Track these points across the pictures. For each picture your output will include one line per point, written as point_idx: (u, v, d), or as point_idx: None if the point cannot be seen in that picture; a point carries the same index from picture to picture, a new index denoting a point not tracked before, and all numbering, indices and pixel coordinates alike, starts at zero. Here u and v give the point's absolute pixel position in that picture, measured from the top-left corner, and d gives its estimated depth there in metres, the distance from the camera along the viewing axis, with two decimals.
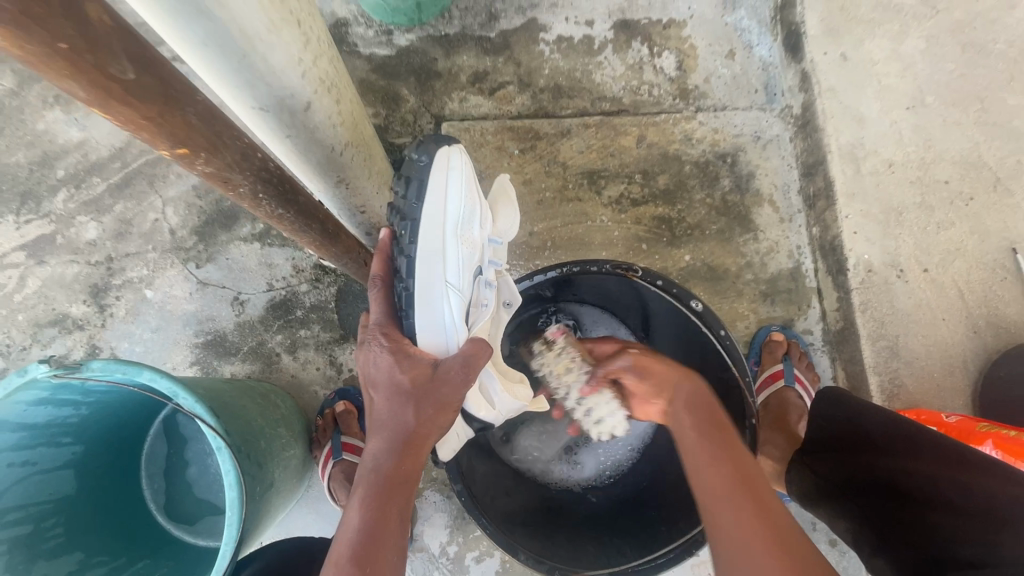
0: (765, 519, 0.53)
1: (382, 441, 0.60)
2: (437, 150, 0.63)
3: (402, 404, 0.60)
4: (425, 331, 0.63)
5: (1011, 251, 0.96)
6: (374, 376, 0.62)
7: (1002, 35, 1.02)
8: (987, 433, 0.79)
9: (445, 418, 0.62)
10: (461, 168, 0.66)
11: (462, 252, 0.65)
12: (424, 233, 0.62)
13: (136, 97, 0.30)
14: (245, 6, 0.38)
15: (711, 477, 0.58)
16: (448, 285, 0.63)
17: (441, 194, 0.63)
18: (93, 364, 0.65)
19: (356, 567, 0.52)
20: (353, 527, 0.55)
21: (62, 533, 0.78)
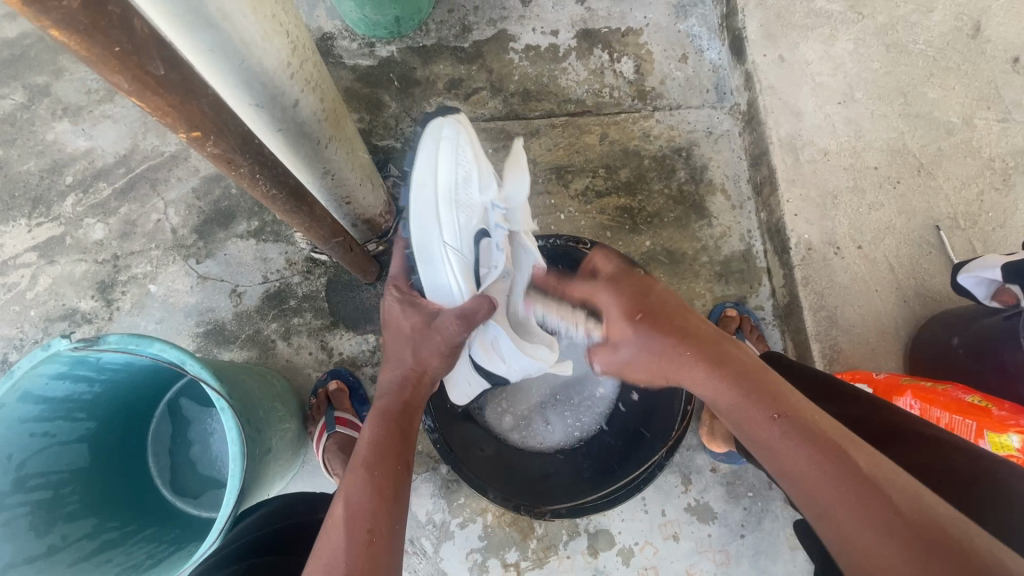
0: (897, 523, 0.45)
1: (391, 376, 0.73)
2: (429, 123, 0.82)
3: (405, 343, 0.73)
4: (430, 284, 0.77)
5: (935, 228, 1.09)
6: (387, 322, 0.76)
7: (921, 37, 1.16)
8: (907, 386, 0.89)
9: (441, 359, 0.73)
10: (453, 135, 0.80)
11: (456, 208, 0.77)
12: (417, 198, 0.78)
13: (165, 89, 0.40)
14: (244, 19, 0.48)
15: (816, 492, 0.50)
16: (438, 237, 0.76)
17: (430, 162, 0.79)
18: (111, 338, 0.73)
19: (365, 470, 0.63)
20: (365, 441, 0.67)
21: (77, 501, 0.85)
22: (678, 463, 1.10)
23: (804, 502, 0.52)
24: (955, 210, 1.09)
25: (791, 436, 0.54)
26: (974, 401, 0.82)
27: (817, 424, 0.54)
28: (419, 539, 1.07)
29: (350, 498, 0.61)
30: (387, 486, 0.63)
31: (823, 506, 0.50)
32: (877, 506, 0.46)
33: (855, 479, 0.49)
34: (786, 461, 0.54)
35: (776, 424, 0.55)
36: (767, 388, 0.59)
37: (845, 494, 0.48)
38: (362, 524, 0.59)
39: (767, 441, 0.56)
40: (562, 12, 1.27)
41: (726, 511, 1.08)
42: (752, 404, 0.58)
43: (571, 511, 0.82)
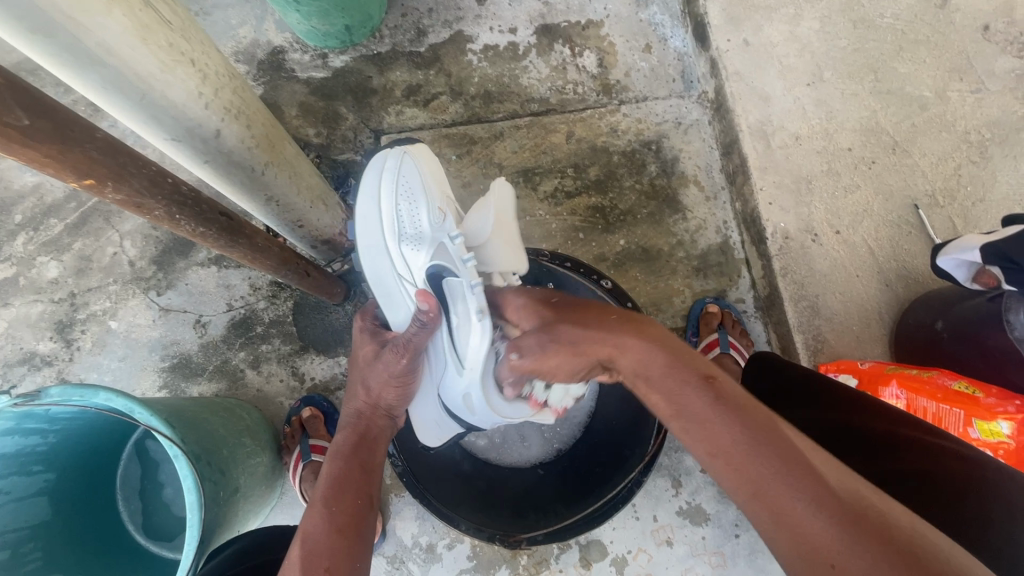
0: (835, 502, 0.46)
1: (349, 411, 0.71)
2: (375, 155, 0.82)
3: (358, 376, 0.71)
4: (388, 314, 0.79)
5: (914, 207, 1.05)
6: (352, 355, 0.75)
7: (887, 10, 1.13)
8: (892, 373, 0.86)
9: (394, 389, 0.71)
10: (399, 167, 0.81)
11: (402, 245, 0.78)
12: (364, 231, 0.79)
13: (32, 138, 0.36)
14: (134, 52, 0.44)
15: (751, 467, 0.50)
16: (388, 269, 0.78)
17: (373, 193, 0.80)
18: (52, 390, 0.68)
19: (325, 504, 0.60)
20: (324, 476, 0.64)
21: (41, 558, 0.80)
22: (666, 466, 1.07)
23: (735, 481, 0.51)
24: (934, 187, 1.06)
25: (720, 407, 0.53)
26: (959, 387, 0.80)
27: (744, 401, 0.54)
28: (406, 563, 1.04)
29: (307, 535, 0.58)
30: (348, 522, 0.60)
31: (755, 481, 0.49)
32: (814, 486, 0.47)
33: (791, 458, 0.49)
34: (717, 437, 0.52)
35: (710, 399, 0.54)
36: (691, 361, 0.58)
37: (786, 474, 0.48)
38: (319, 563, 0.56)
39: (694, 412, 0.54)
40: (519, 8, 1.23)
41: (718, 512, 1.06)
42: (680, 382, 0.56)
43: (548, 537, 0.79)
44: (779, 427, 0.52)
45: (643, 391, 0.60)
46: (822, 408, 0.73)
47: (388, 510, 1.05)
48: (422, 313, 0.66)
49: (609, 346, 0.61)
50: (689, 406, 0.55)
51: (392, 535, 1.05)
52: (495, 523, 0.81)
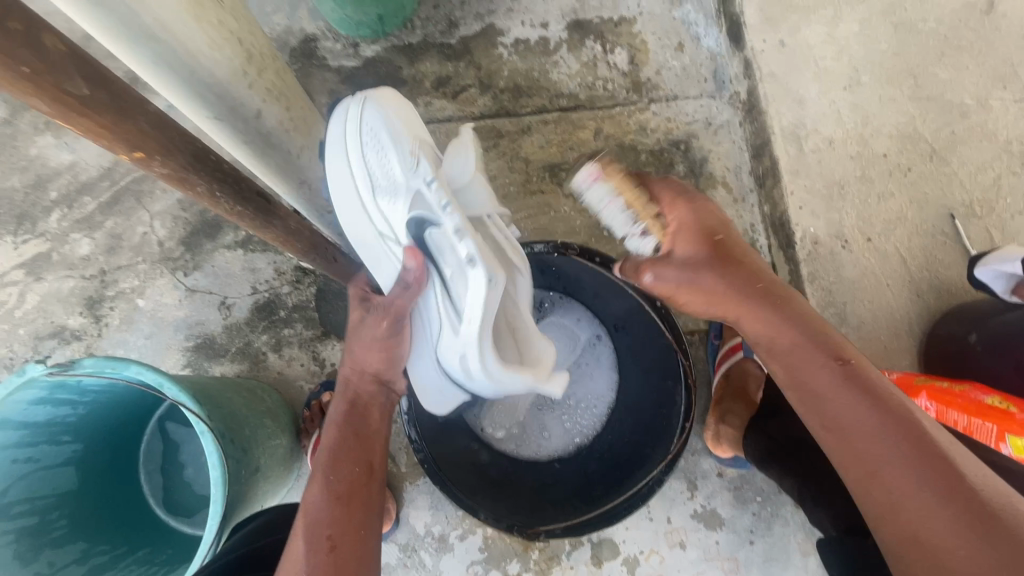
0: (944, 482, 0.49)
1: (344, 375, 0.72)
2: (335, 108, 0.76)
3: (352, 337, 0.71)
4: (380, 274, 0.76)
5: (949, 217, 1.03)
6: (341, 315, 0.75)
7: (931, 14, 1.10)
8: (922, 386, 0.84)
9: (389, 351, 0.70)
10: (357, 115, 0.74)
11: (380, 198, 0.72)
12: (336, 191, 0.74)
13: (92, 108, 0.37)
14: (186, 29, 0.45)
15: (864, 447, 0.54)
16: (382, 225, 0.73)
17: (340, 149, 0.74)
18: (87, 361, 0.70)
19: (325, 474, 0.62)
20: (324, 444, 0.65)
21: (66, 525, 0.82)
22: (682, 468, 1.06)
23: (844, 458, 0.56)
24: (970, 198, 1.03)
25: (852, 391, 0.57)
26: (992, 403, 0.77)
27: (884, 393, 0.56)
28: (417, 551, 1.05)
29: (310, 504, 0.60)
30: (347, 492, 0.62)
31: (874, 465, 0.53)
32: (942, 481, 0.50)
33: (922, 449, 0.52)
34: (835, 413, 0.57)
35: (839, 382, 0.58)
36: (830, 342, 0.60)
37: (902, 453, 0.52)
38: (322, 533, 0.58)
39: (819, 390, 0.59)
40: (551, 3, 1.22)
41: (733, 518, 1.04)
42: (821, 365, 0.59)
43: (566, 531, 0.78)
44: (883, 386, 0.57)
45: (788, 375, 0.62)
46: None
47: (402, 498, 1.06)
48: (410, 272, 0.67)
49: (737, 306, 0.63)
50: (821, 389, 0.58)
51: (404, 523, 1.05)
52: (515, 515, 0.81)
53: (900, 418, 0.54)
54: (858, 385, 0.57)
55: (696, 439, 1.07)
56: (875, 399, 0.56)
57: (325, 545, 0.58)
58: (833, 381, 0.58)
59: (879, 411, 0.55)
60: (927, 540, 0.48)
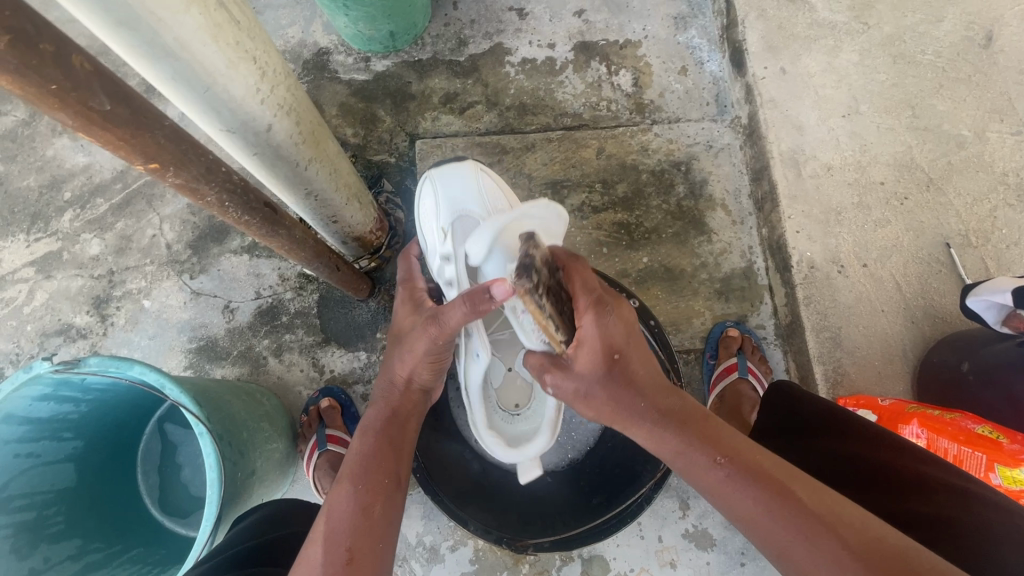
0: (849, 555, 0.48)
1: (382, 382, 0.73)
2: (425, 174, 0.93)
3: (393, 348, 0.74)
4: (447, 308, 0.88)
5: (945, 246, 1.04)
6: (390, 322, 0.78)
7: (930, 47, 1.13)
8: (914, 412, 0.85)
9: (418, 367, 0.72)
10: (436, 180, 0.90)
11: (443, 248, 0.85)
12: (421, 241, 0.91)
13: (113, 123, 0.40)
14: (204, 48, 0.47)
15: (770, 530, 0.52)
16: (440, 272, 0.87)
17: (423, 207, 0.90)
18: (92, 360, 0.71)
19: (353, 479, 0.62)
20: (354, 452, 0.66)
21: (63, 522, 0.83)
22: (675, 487, 1.07)
23: (767, 549, 0.53)
24: (966, 228, 1.05)
25: (731, 477, 0.55)
26: (983, 431, 0.78)
27: (766, 472, 0.55)
28: (408, 560, 1.05)
29: (330, 512, 0.60)
30: (372, 503, 0.61)
31: (784, 540, 0.52)
32: (845, 553, 0.48)
33: (814, 520, 0.51)
34: (734, 504, 0.55)
35: (723, 474, 0.56)
36: (705, 431, 0.59)
37: (800, 534, 0.51)
38: (341, 542, 0.57)
39: (712, 483, 0.57)
40: (558, 24, 1.26)
41: (725, 538, 1.04)
42: (693, 457, 0.58)
43: (555, 544, 0.82)
44: (768, 463, 0.56)
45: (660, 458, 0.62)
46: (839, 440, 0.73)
47: None
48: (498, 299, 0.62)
49: (626, 412, 0.62)
50: (707, 479, 0.57)
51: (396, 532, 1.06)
52: (505, 526, 0.83)
53: (778, 489, 0.54)
54: (749, 462, 0.56)
55: None
56: (766, 475, 0.55)
57: (343, 557, 0.57)
58: (723, 473, 0.56)
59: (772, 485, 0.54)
60: None
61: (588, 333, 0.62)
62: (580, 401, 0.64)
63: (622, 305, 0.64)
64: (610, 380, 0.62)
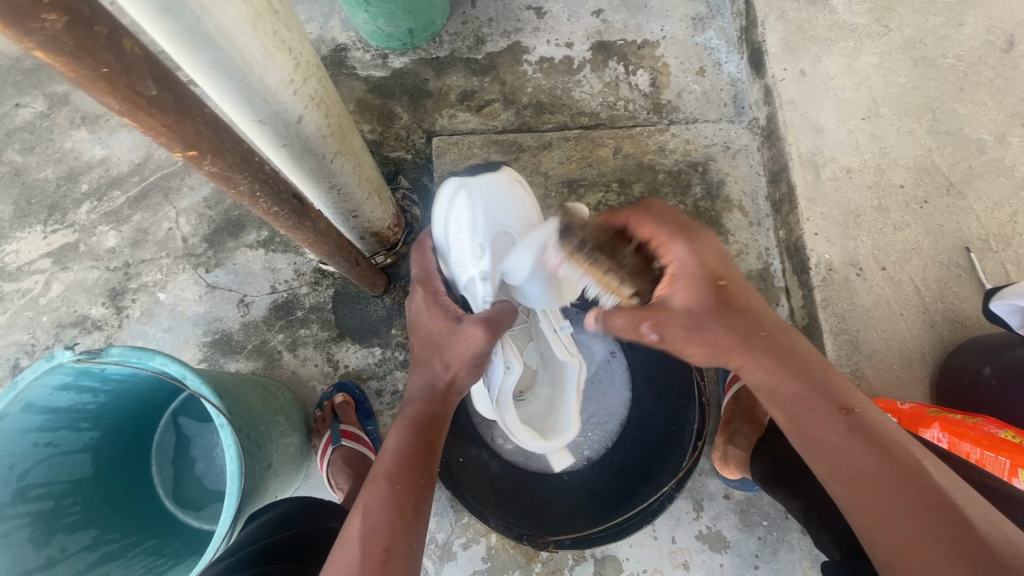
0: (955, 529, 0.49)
1: (419, 382, 0.74)
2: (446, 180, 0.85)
3: (436, 351, 0.74)
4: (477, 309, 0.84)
5: (965, 250, 1.04)
6: (420, 325, 0.78)
7: (951, 50, 1.13)
8: (935, 416, 0.84)
9: (468, 371, 0.73)
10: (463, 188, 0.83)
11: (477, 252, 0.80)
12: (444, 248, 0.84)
13: (156, 109, 0.40)
14: (244, 37, 0.47)
15: (876, 488, 0.54)
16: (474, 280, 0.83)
17: (448, 213, 0.83)
18: (113, 350, 0.71)
19: (388, 480, 0.63)
20: (391, 451, 0.66)
21: (79, 512, 0.83)
22: (689, 488, 1.06)
23: (850, 498, 0.55)
24: (986, 232, 1.04)
25: (852, 434, 0.56)
26: (1007, 437, 0.76)
27: (884, 433, 0.56)
28: (421, 557, 1.05)
29: (368, 510, 0.60)
30: (407, 503, 0.61)
31: (876, 493, 0.54)
32: (942, 518, 0.50)
33: (927, 493, 0.51)
34: (843, 458, 0.56)
35: (839, 425, 0.57)
36: (829, 386, 0.60)
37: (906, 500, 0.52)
38: (378, 542, 0.58)
39: (825, 435, 0.58)
40: (576, 24, 1.26)
41: (738, 540, 1.04)
42: (812, 406, 0.59)
43: (576, 543, 0.83)
44: (889, 430, 0.57)
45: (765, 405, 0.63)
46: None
47: None
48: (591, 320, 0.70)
49: (737, 355, 0.63)
50: (819, 430, 0.58)
51: None
52: (524, 523, 0.85)
53: (898, 453, 0.55)
54: (872, 425, 0.57)
55: (704, 460, 1.08)
56: (889, 438, 0.56)
57: (379, 556, 0.57)
58: (842, 429, 0.57)
59: (893, 448, 0.55)
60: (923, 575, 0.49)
61: (684, 264, 0.65)
62: (678, 340, 0.64)
63: (716, 243, 0.67)
64: (716, 312, 0.63)
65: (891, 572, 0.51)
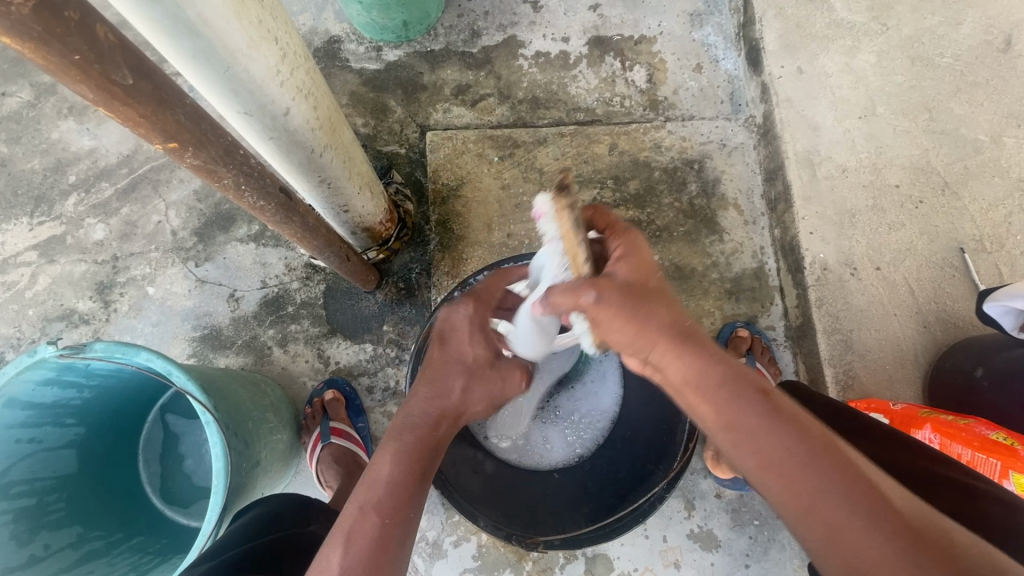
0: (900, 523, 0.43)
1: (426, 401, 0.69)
2: None
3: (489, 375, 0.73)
4: None
5: (959, 250, 1.03)
6: (460, 345, 0.73)
7: (949, 50, 1.12)
8: (927, 417, 0.84)
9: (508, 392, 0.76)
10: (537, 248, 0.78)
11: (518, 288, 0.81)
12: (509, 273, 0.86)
13: (133, 98, 0.39)
14: (227, 25, 0.46)
15: (805, 481, 0.46)
16: None
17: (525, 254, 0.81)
18: (97, 345, 0.69)
19: (378, 512, 0.58)
20: (381, 477, 0.61)
21: (63, 509, 0.81)
22: (681, 487, 1.06)
23: (781, 493, 0.47)
24: (981, 233, 1.04)
25: (775, 419, 0.49)
26: (998, 438, 0.76)
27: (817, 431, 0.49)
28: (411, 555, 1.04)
29: (350, 545, 0.55)
30: (388, 540, 0.57)
31: (819, 501, 0.45)
32: (880, 511, 0.43)
33: (862, 483, 0.45)
34: (767, 447, 0.48)
35: (767, 414, 0.49)
36: (746, 371, 0.52)
37: (841, 488, 0.45)
38: None
39: (745, 421, 0.49)
40: (573, 18, 1.24)
41: (729, 539, 1.04)
42: (736, 395, 0.50)
43: (564, 542, 0.80)
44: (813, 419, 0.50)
45: (677, 388, 0.53)
46: (853, 438, 0.74)
47: None
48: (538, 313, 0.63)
49: (651, 344, 0.53)
50: (740, 418, 0.50)
51: None
52: (514, 524, 0.83)
53: (827, 441, 0.48)
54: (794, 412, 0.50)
55: (696, 459, 1.07)
56: (814, 427, 0.49)
57: None
58: (763, 415, 0.49)
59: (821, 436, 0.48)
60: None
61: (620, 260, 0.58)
62: (609, 312, 0.54)
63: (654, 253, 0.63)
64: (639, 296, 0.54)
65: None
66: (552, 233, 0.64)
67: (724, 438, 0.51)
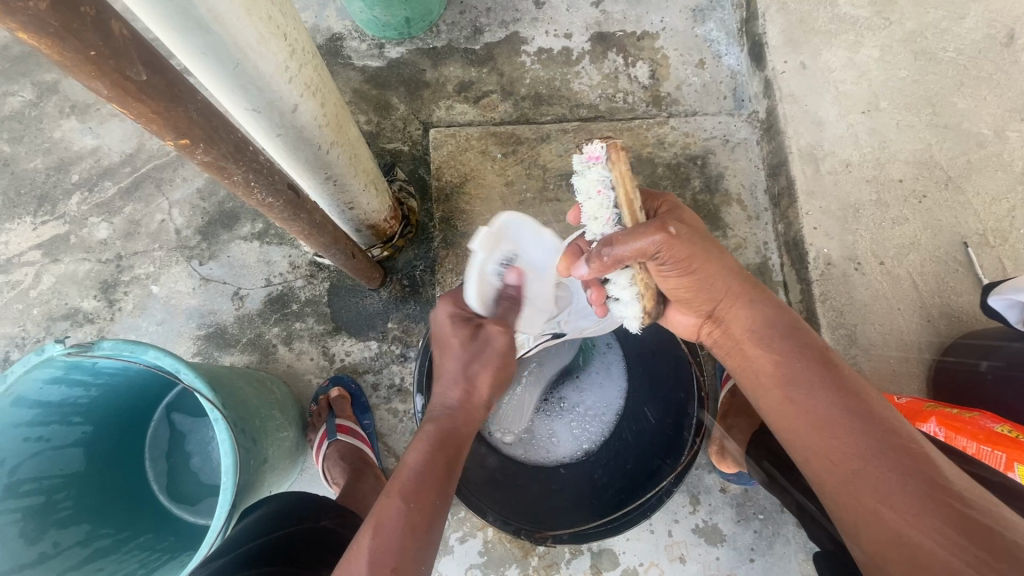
0: (917, 467, 0.49)
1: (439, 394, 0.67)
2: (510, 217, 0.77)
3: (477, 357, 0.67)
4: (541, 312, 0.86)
5: (963, 244, 1.04)
6: (443, 338, 0.70)
7: (951, 44, 1.12)
8: (932, 411, 0.84)
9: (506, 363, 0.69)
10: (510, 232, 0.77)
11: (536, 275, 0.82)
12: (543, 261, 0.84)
13: (147, 94, 0.39)
14: (237, 21, 0.46)
15: (842, 426, 0.54)
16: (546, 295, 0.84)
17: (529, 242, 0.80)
18: (105, 343, 0.69)
19: (406, 496, 0.57)
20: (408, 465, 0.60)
21: (71, 507, 0.82)
22: (686, 482, 1.06)
23: (817, 437, 0.56)
24: (984, 227, 1.04)
25: (825, 378, 0.58)
26: (1002, 430, 0.76)
27: (872, 397, 0.56)
28: None
29: (381, 528, 0.54)
30: (421, 523, 0.56)
31: (847, 444, 0.53)
32: (906, 456, 0.50)
33: (892, 432, 0.52)
34: (810, 399, 0.57)
35: (820, 371, 0.59)
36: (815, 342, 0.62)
37: (871, 433, 0.53)
38: (386, 562, 0.53)
39: (799, 378, 0.59)
40: (576, 14, 1.24)
41: (734, 534, 1.04)
42: (800, 359, 0.60)
43: (573, 537, 0.80)
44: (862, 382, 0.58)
45: (750, 352, 0.65)
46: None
47: None
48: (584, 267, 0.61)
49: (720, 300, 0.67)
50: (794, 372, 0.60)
51: None
52: (522, 519, 0.83)
53: (871, 397, 0.56)
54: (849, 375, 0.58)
55: (700, 454, 1.08)
56: (861, 387, 0.57)
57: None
58: (815, 373, 0.58)
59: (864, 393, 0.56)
60: (882, 511, 0.49)
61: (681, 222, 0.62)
62: (677, 250, 0.59)
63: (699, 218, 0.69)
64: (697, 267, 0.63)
65: (854, 509, 0.51)
66: (592, 188, 0.60)
67: (775, 388, 0.61)
